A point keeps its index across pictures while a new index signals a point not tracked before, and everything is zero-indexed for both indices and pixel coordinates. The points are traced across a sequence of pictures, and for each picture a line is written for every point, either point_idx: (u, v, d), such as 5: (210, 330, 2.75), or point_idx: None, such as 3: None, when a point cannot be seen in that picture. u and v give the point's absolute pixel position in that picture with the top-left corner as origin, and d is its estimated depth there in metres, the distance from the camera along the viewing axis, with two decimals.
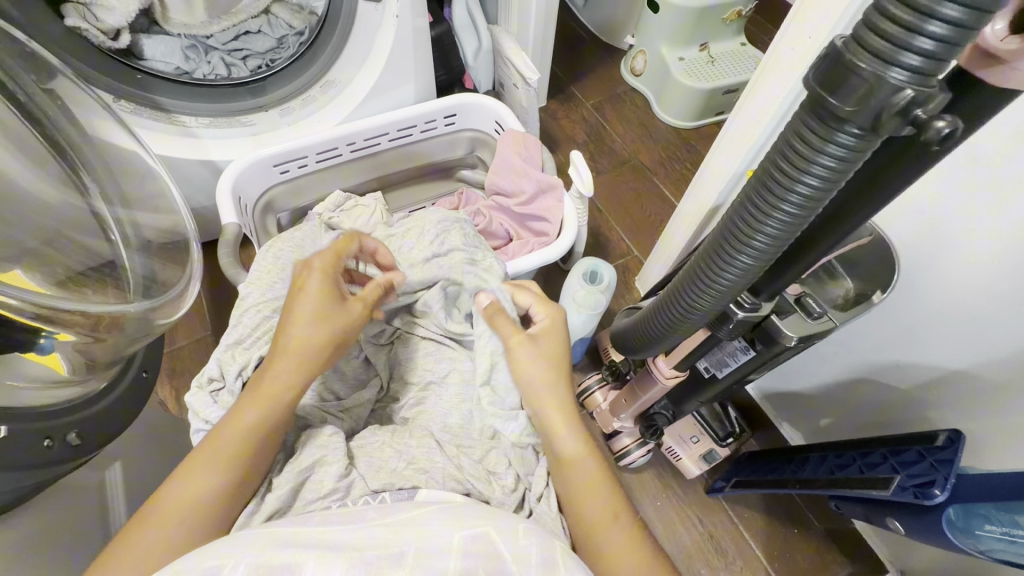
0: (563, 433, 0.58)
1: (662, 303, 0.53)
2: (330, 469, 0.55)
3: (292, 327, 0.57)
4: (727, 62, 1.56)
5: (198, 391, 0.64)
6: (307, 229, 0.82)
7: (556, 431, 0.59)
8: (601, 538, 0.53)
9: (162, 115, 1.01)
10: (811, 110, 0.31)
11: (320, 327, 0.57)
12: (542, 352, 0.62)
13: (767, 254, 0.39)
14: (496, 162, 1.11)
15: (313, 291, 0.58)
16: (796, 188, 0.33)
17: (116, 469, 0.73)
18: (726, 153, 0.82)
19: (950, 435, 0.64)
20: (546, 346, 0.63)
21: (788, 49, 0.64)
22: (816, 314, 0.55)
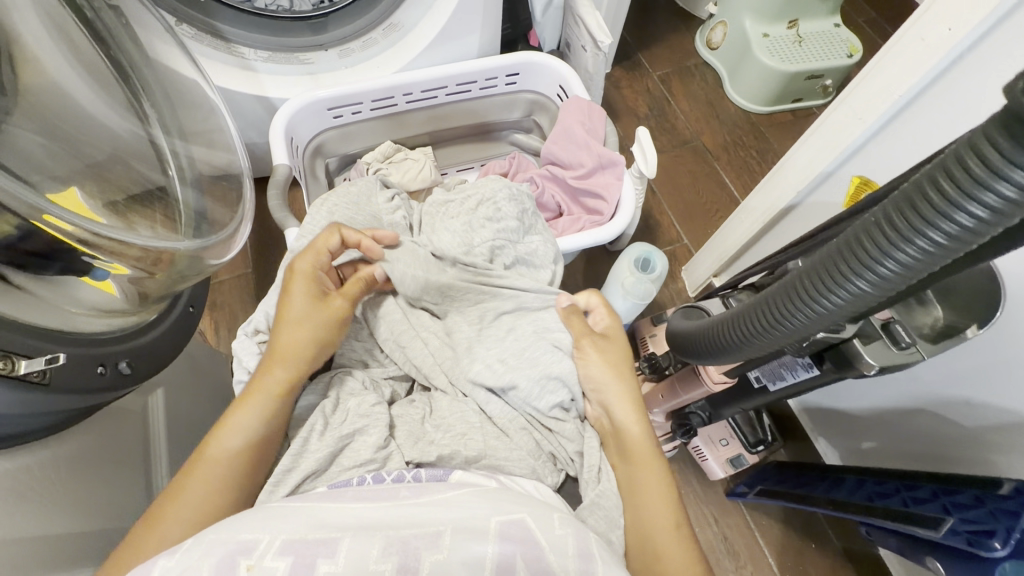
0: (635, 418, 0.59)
1: (744, 311, 0.49)
2: (368, 439, 0.56)
3: (295, 328, 0.58)
4: (815, 44, 1.43)
5: (244, 338, 0.64)
6: (361, 182, 0.79)
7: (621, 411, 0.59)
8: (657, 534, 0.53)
9: (221, 44, 0.97)
10: (1005, 124, 0.26)
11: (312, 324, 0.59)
12: (605, 356, 0.62)
13: (890, 284, 0.35)
14: (557, 131, 1.05)
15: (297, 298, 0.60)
16: (955, 215, 0.29)
17: (159, 395, 0.75)
18: (814, 150, 0.75)
19: (1016, 485, 0.60)
20: (609, 351, 0.63)
21: (918, 44, 0.57)
22: (903, 344, 0.50)
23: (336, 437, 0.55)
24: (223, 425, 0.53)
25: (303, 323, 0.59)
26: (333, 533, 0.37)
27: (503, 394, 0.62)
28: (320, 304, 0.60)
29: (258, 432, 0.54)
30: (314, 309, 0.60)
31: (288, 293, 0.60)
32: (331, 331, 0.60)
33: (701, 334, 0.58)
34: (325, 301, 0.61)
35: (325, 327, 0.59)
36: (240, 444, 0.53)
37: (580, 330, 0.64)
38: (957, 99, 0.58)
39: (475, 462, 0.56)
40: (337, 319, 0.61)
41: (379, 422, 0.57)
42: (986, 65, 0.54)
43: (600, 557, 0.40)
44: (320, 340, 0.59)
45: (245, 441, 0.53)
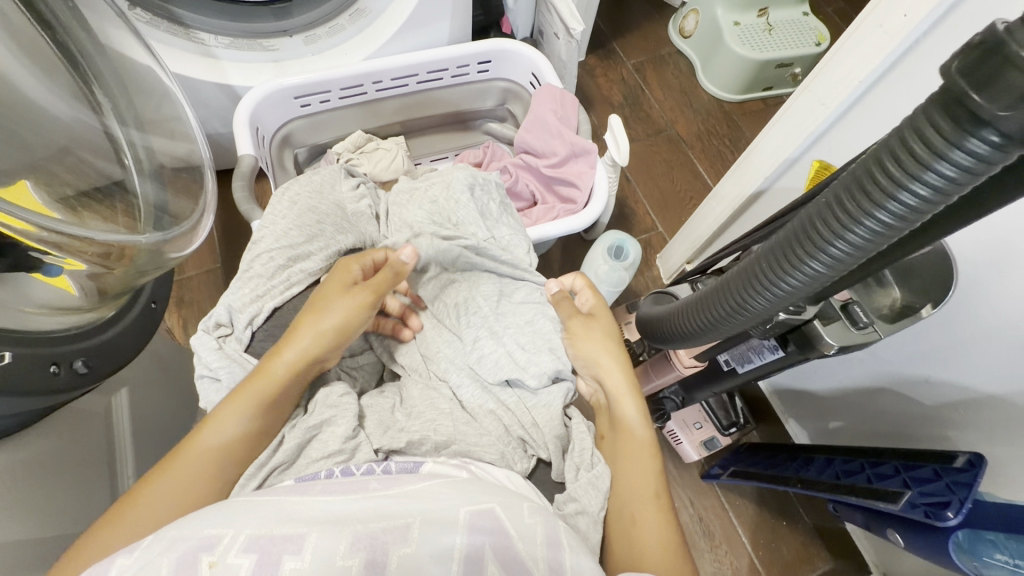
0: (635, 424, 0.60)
1: (709, 296, 0.50)
2: (337, 430, 0.54)
3: (329, 309, 0.58)
4: (785, 32, 1.44)
5: (204, 335, 0.62)
6: (326, 172, 0.77)
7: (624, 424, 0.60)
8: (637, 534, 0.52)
9: (179, 30, 0.93)
10: (943, 105, 0.27)
11: (342, 313, 0.58)
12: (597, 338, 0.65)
13: (843, 264, 0.35)
14: (529, 119, 1.04)
15: (345, 281, 0.61)
16: (900, 195, 0.29)
17: (123, 395, 0.73)
18: (781, 135, 0.76)
19: (971, 458, 0.62)
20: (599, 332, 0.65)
21: (876, 30, 0.58)
22: (862, 324, 0.52)
23: (303, 429, 0.54)
24: (230, 405, 0.52)
25: (334, 304, 0.58)
26: (300, 528, 0.36)
27: (476, 383, 0.62)
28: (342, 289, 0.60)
29: (253, 417, 0.52)
30: (352, 295, 0.59)
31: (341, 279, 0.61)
32: (355, 317, 0.58)
33: (669, 319, 0.59)
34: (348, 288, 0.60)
35: (350, 310, 0.58)
36: (242, 428, 0.51)
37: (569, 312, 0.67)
38: (912, 85, 0.59)
39: (444, 449, 0.55)
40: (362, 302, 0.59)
41: (348, 412, 0.56)
42: (939, 51, 0.55)
43: (567, 545, 0.41)
44: (349, 325, 0.58)
45: (251, 426, 0.52)
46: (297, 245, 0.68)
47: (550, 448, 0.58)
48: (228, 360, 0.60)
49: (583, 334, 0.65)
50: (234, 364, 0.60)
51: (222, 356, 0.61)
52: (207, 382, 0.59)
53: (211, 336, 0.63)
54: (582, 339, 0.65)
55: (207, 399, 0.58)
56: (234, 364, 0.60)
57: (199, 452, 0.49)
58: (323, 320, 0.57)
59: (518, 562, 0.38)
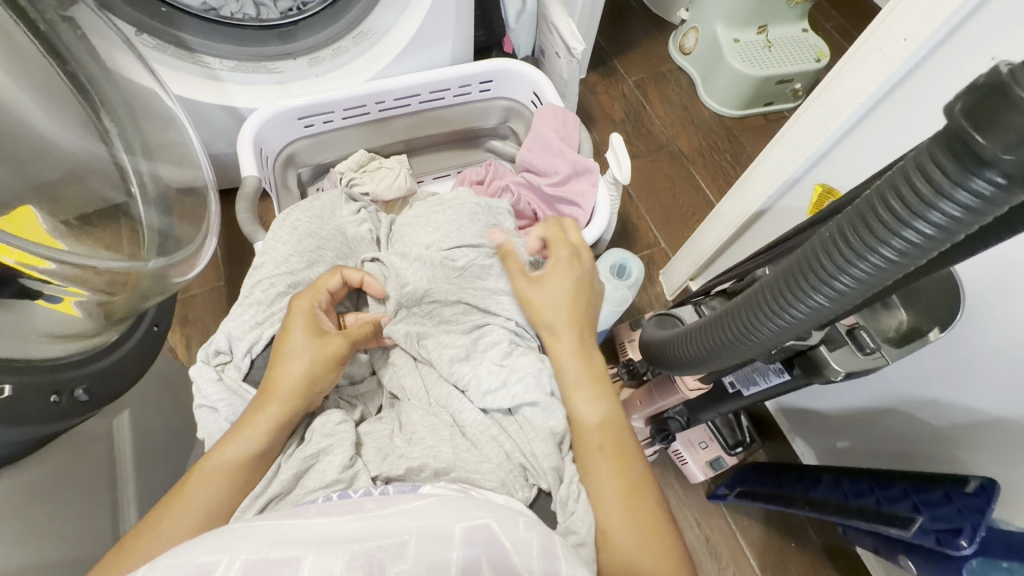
0: (585, 402, 0.58)
1: (714, 324, 0.49)
2: (333, 460, 0.54)
3: (290, 362, 0.56)
4: (784, 49, 1.45)
5: (204, 365, 0.63)
6: (328, 197, 0.78)
7: (577, 401, 0.58)
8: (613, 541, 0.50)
9: (185, 54, 0.95)
10: (944, 145, 0.27)
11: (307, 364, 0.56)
12: (551, 279, 0.65)
13: (846, 297, 0.35)
14: (531, 137, 1.05)
15: (301, 331, 0.58)
16: (904, 232, 0.29)
17: (124, 418, 0.73)
18: (782, 155, 0.76)
19: (982, 483, 0.61)
20: (552, 270, 0.66)
21: (876, 54, 0.58)
22: (868, 349, 0.51)
23: (299, 459, 0.53)
24: (243, 427, 0.53)
25: (294, 358, 0.56)
26: (295, 551, 0.35)
27: (476, 407, 0.61)
28: (317, 339, 0.57)
29: (269, 436, 0.53)
30: (313, 347, 0.57)
31: (293, 333, 0.58)
32: (324, 377, 0.57)
33: (674, 344, 0.58)
34: (322, 338, 0.58)
35: (317, 365, 0.56)
36: (250, 450, 0.52)
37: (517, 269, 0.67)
38: (912, 107, 0.60)
39: (443, 475, 0.55)
40: (332, 358, 0.57)
41: (344, 441, 0.55)
42: (938, 76, 0.56)
43: (564, 557, 0.40)
44: (313, 377, 0.56)
45: (259, 448, 0.52)
46: (298, 271, 0.69)
47: (550, 477, 0.56)
48: (228, 392, 0.60)
49: (534, 274, 0.66)
50: (233, 396, 0.60)
51: (222, 386, 0.61)
52: (204, 412, 0.60)
53: (210, 367, 0.63)
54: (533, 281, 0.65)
55: (207, 431, 0.59)
56: (233, 396, 0.60)
57: (211, 471, 0.50)
58: (288, 370, 0.55)
59: (515, 573, 0.37)
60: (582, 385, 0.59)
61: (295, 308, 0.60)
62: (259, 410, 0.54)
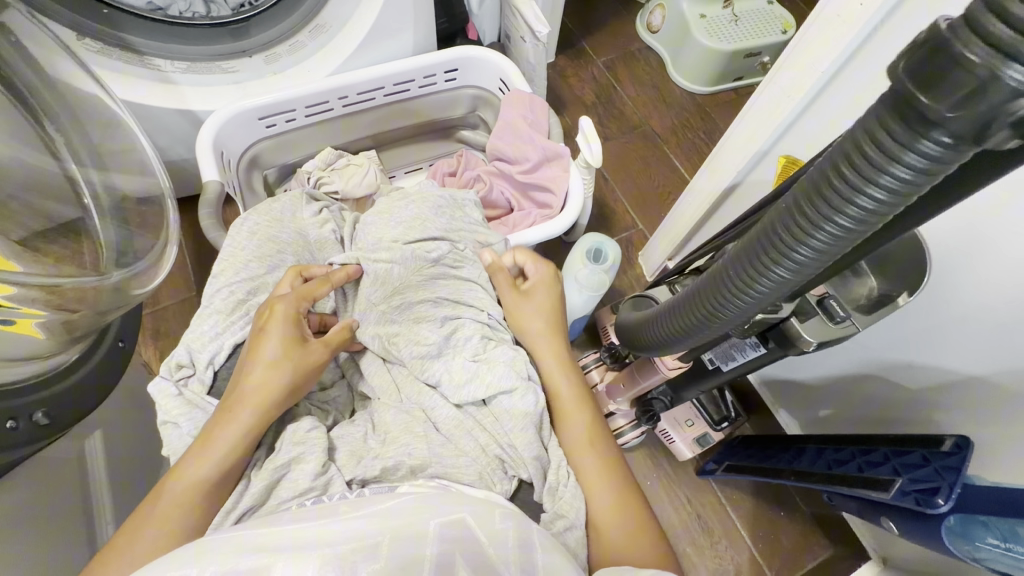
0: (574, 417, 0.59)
1: (684, 302, 0.49)
2: (305, 467, 0.51)
3: (261, 367, 0.54)
4: (751, 22, 1.45)
5: (164, 379, 0.59)
6: (288, 198, 0.76)
7: (567, 416, 0.60)
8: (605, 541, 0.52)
9: (133, 57, 0.91)
10: (891, 107, 0.26)
11: (283, 372, 0.54)
12: (539, 303, 0.67)
13: (807, 268, 0.35)
14: (498, 125, 1.03)
15: (277, 337, 0.56)
16: (857, 200, 0.28)
17: (96, 437, 0.71)
18: (750, 129, 0.76)
19: (957, 441, 0.62)
20: (540, 296, 0.68)
21: (835, 20, 0.58)
22: (839, 319, 0.51)
23: (270, 470, 0.51)
24: (209, 442, 0.51)
25: (268, 364, 0.54)
26: (264, 561, 0.34)
27: (449, 402, 0.60)
28: (299, 349, 0.56)
29: (240, 445, 0.51)
30: (293, 354, 0.56)
31: (269, 339, 0.56)
32: (302, 382, 0.56)
33: (647, 326, 0.58)
34: (303, 347, 0.57)
35: (295, 373, 0.55)
36: (220, 462, 0.50)
37: (506, 282, 0.69)
38: (873, 73, 0.59)
39: (420, 472, 0.53)
40: (311, 366, 0.57)
41: (316, 448, 0.53)
42: (896, 40, 0.55)
43: (541, 546, 0.41)
44: (293, 383, 0.55)
45: (230, 459, 0.50)
46: (258, 278, 0.67)
47: (528, 467, 0.55)
48: (190, 407, 0.57)
49: (519, 300, 0.68)
50: (194, 408, 0.57)
51: (184, 403, 0.58)
52: (169, 430, 0.57)
53: (171, 381, 0.60)
54: (523, 306, 0.67)
55: (170, 445, 0.56)
56: (196, 410, 0.57)
57: (181, 486, 0.48)
58: (257, 376, 0.53)
59: (489, 566, 0.37)
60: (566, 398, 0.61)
61: (275, 310, 0.58)
62: (227, 414, 0.52)
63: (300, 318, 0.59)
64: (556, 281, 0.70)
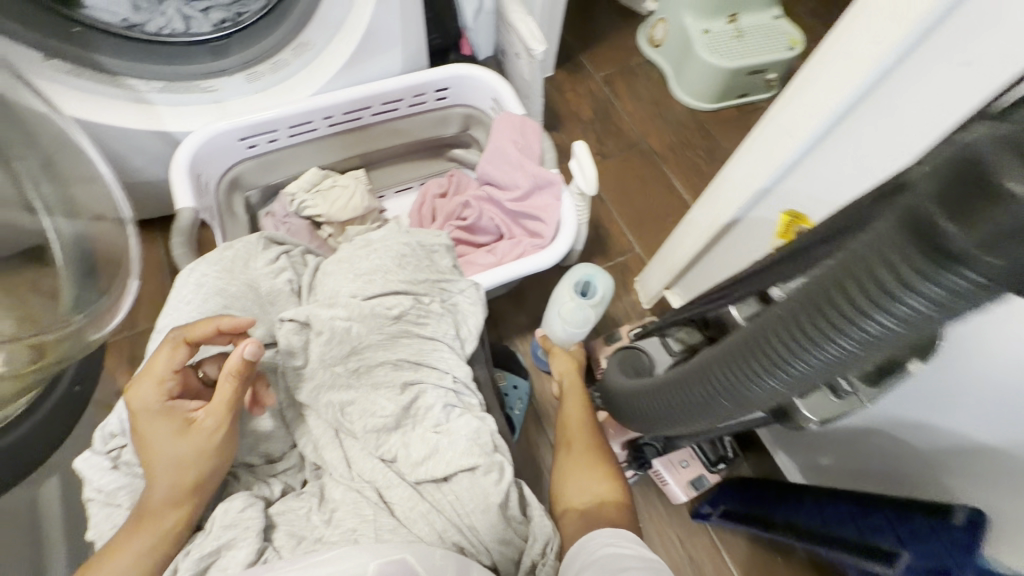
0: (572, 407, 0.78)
1: (681, 378, 0.48)
2: (236, 555, 0.49)
3: (157, 459, 0.50)
4: (756, 38, 1.40)
5: (93, 454, 0.56)
6: (240, 244, 0.70)
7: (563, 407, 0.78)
8: (576, 478, 0.68)
9: (105, 77, 0.87)
10: (910, 232, 0.26)
11: (180, 460, 0.50)
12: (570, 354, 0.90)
13: (817, 372, 0.35)
14: (488, 149, 0.99)
15: (159, 434, 0.50)
16: (876, 316, 0.29)
17: (52, 484, 0.67)
18: (751, 164, 0.71)
19: (970, 515, 0.57)
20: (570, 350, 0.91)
21: (845, 58, 0.53)
22: (843, 393, 0.47)
23: (195, 559, 0.48)
24: (125, 544, 0.49)
25: (163, 457, 0.50)
26: None
27: (408, 481, 0.58)
28: (180, 437, 0.50)
29: (158, 538, 0.50)
30: (182, 443, 0.50)
31: (153, 435, 0.50)
32: (204, 463, 0.51)
33: (643, 392, 0.56)
34: (190, 430, 0.51)
35: (193, 456, 0.50)
36: (138, 553, 0.49)
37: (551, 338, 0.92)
38: (887, 117, 0.55)
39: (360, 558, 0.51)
40: (209, 444, 0.51)
41: (247, 532, 0.50)
42: (909, 84, 0.51)
43: None
44: (197, 466, 0.51)
45: (149, 551, 0.49)
46: None
47: (492, 552, 0.54)
48: (131, 475, 0.53)
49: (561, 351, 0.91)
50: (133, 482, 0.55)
51: (121, 475, 0.55)
52: (98, 504, 0.54)
53: (104, 454, 0.56)
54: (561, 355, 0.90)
55: (102, 523, 0.52)
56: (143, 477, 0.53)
57: None
58: (159, 469, 0.50)
59: None
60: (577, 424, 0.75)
61: (133, 408, 0.51)
62: (140, 510, 0.50)
63: (172, 399, 0.52)
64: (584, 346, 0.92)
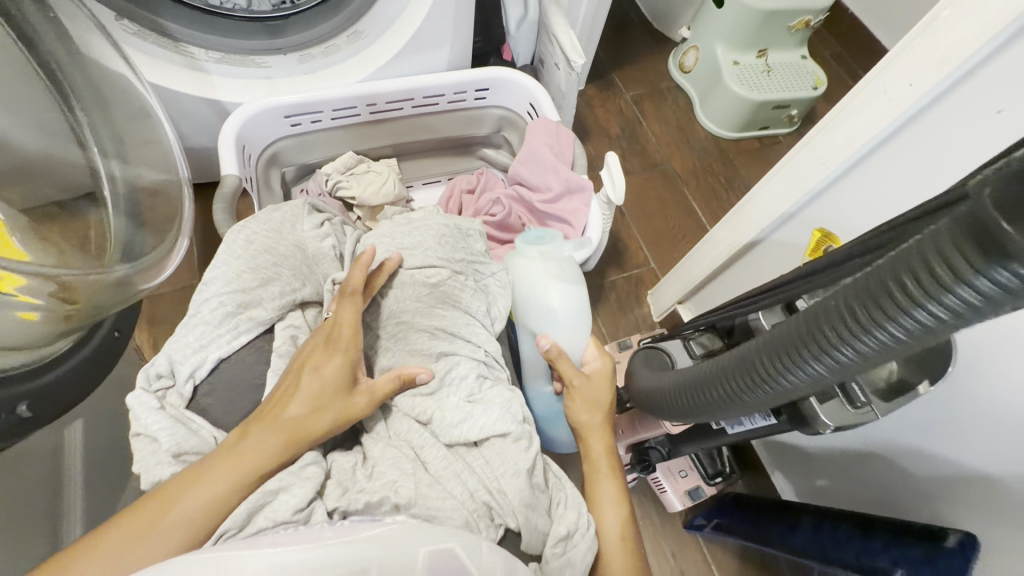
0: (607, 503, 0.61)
1: (704, 374, 0.48)
2: (290, 499, 0.48)
3: (293, 406, 0.52)
4: (783, 75, 1.45)
5: (143, 392, 0.55)
6: (288, 208, 0.73)
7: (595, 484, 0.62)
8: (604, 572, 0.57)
9: (166, 42, 0.90)
10: (966, 230, 0.27)
11: (311, 416, 0.52)
12: (592, 390, 0.69)
13: (845, 368, 0.35)
14: (522, 151, 1.02)
15: (322, 379, 0.54)
16: (916, 312, 0.29)
17: (73, 428, 0.69)
18: (779, 189, 0.75)
19: (962, 539, 0.60)
20: (596, 384, 0.69)
21: (883, 95, 0.57)
22: (858, 404, 0.50)
23: (257, 493, 0.49)
24: (207, 476, 0.48)
25: (299, 405, 0.53)
26: None
27: (441, 442, 0.57)
28: (341, 398, 0.54)
29: (233, 485, 0.48)
30: (334, 398, 0.54)
31: (308, 382, 0.54)
32: (321, 428, 0.53)
33: (660, 390, 0.57)
34: (348, 394, 0.55)
35: (321, 416, 0.53)
36: (212, 496, 0.47)
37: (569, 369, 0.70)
38: (917, 154, 0.58)
39: (404, 509, 0.51)
40: (344, 416, 0.54)
41: (308, 482, 0.50)
42: (941, 125, 0.55)
43: None
44: (312, 429, 0.52)
45: (227, 495, 0.48)
46: (249, 289, 0.61)
47: (519, 516, 0.53)
48: (172, 422, 0.53)
49: (582, 389, 0.69)
50: (177, 425, 0.54)
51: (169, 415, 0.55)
52: (143, 442, 0.53)
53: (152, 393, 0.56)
54: (584, 390, 0.69)
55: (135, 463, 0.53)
56: (180, 423, 0.55)
57: (178, 512, 0.46)
58: (294, 412, 0.52)
59: None
60: (605, 498, 0.61)
61: (324, 346, 0.57)
62: (234, 447, 0.50)
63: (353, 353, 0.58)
64: (614, 378, 0.71)
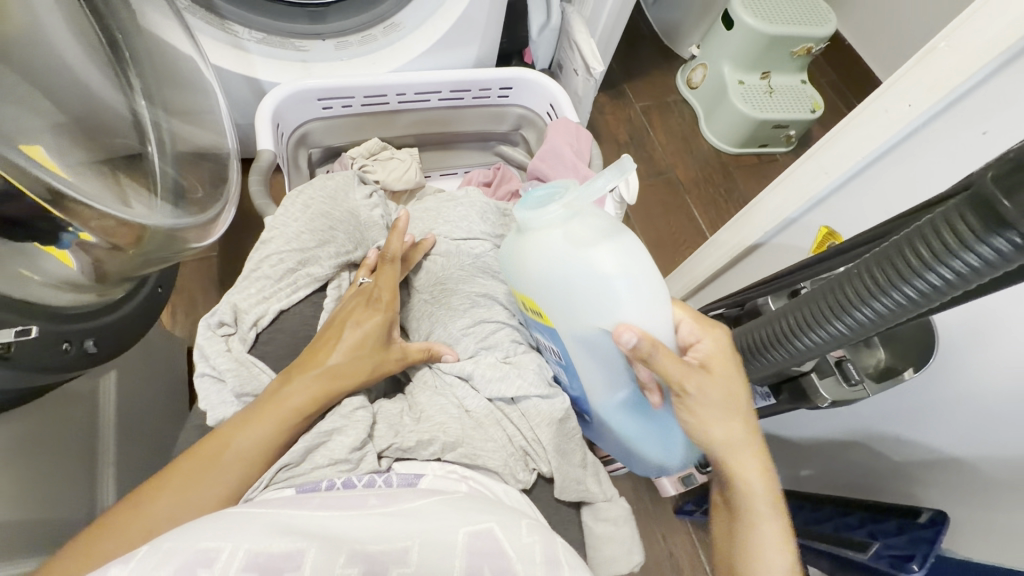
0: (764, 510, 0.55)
1: (748, 332, 0.57)
2: (343, 441, 0.53)
3: (336, 353, 0.57)
4: (785, 96, 1.53)
5: (207, 335, 0.61)
6: (340, 176, 0.79)
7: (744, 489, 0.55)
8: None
9: (214, 19, 0.95)
10: (971, 206, 0.36)
11: (350, 365, 0.57)
12: (722, 386, 0.53)
13: (873, 320, 0.45)
14: (543, 148, 1.08)
15: (360, 332, 0.59)
16: (931, 271, 0.38)
17: (110, 377, 0.72)
18: (783, 196, 0.82)
19: (933, 515, 0.66)
20: (722, 378, 0.53)
21: (884, 113, 0.64)
22: (852, 381, 0.57)
23: (313, 433, 0.53)
24: (252, 420, 0.52)
25: (339, 353, 0.57)
26: (297, 544, 0.36)
27: (481, 394, 0.62)
28: (378, 354, 0.59)
29: (276, 430, 0.52)
30: (367, 351, 0.59)
31: (348, 334, 0.58)
32: (361, 376, 0.58)
33: None
34: (380, 351, 0.60)
35: (360, 365, 0.58)
36: (257, 440, 0.51)
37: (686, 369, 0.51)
38: (911, 169, 0.65)
39: (451, 449, 0.56)
40: (379, 368, 0.59)
41: (357, 424, 0.55)
42: (932, 143, 0.62)
43: (566, 562, 0.40)
44: (351, 377, 0.57)
45: (273, 437, 0.52)
46: (308, 248, 0.69)
47: (552, 460, 0.59)
48: (235, 364, 0.59)
49: (706, 388, 0.52)
50: (239, 366, 0.60)
51: (229, 358, 0.60)
52: (208, 382, 0.60)
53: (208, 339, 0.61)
54: (711, 393, 0.52)
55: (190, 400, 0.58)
56: (231, 369, 0.59)
57: (230, 452, 0.50)
58: (338, 359, 0.57)
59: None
60: (766, 536, 0.55)
61: (364, 300, 0.62)
62: (276, 392, 0.54)
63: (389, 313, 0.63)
64: (734, 359, 0.55)
